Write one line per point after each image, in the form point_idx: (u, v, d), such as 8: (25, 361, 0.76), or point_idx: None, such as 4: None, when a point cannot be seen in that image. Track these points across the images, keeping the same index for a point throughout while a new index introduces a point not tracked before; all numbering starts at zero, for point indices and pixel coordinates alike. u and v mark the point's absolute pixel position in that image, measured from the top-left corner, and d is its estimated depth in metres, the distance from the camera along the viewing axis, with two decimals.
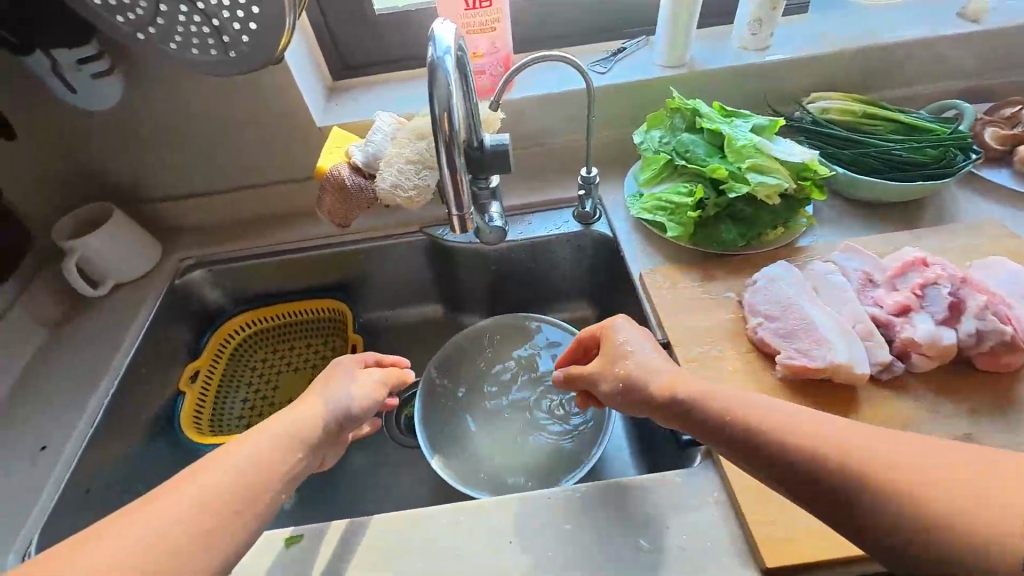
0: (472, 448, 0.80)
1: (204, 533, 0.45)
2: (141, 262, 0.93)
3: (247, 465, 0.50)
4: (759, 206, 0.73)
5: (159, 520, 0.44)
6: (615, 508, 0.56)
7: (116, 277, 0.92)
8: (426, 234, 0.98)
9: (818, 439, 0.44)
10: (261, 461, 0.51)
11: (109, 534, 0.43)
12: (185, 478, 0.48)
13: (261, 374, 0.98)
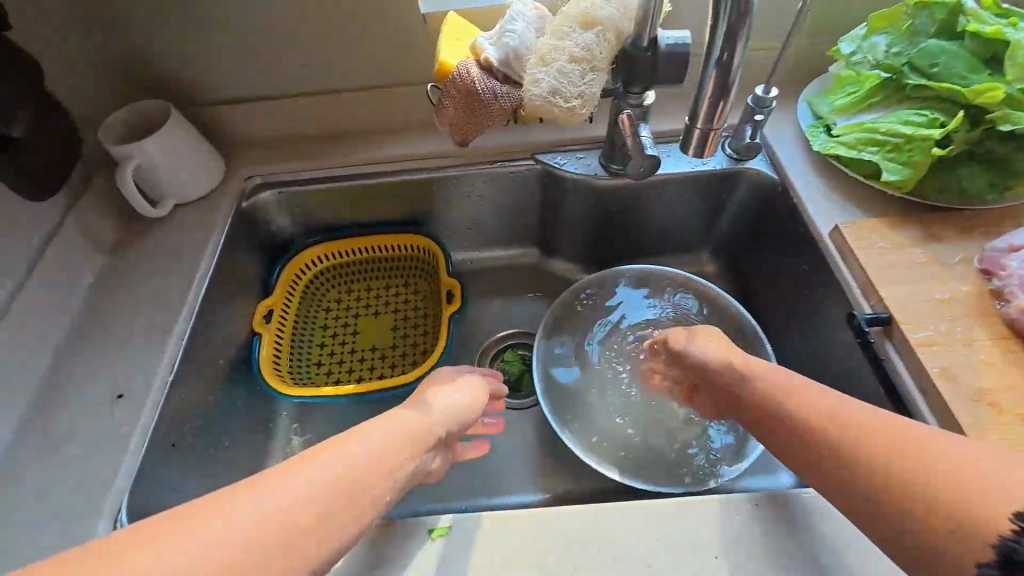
0: (600, 418, 0.71)
1: (301, 535, 0.36)
2: (203, 177, 0.79)
3: (357, 461, 0.41)
4: (1021, 146, 0.56)
5: (260, 504, 0.35)
6: (837, 524, 0.46)
7: (176, 194, 0.78)
8: (537, 162, 0.81)
9: (862, 441, 0.40)
10: (373, 458, 0.42)
11: (207, 517, 0.34)
12: (299, 460, 0.39)
13: (338, 318, 0.88)
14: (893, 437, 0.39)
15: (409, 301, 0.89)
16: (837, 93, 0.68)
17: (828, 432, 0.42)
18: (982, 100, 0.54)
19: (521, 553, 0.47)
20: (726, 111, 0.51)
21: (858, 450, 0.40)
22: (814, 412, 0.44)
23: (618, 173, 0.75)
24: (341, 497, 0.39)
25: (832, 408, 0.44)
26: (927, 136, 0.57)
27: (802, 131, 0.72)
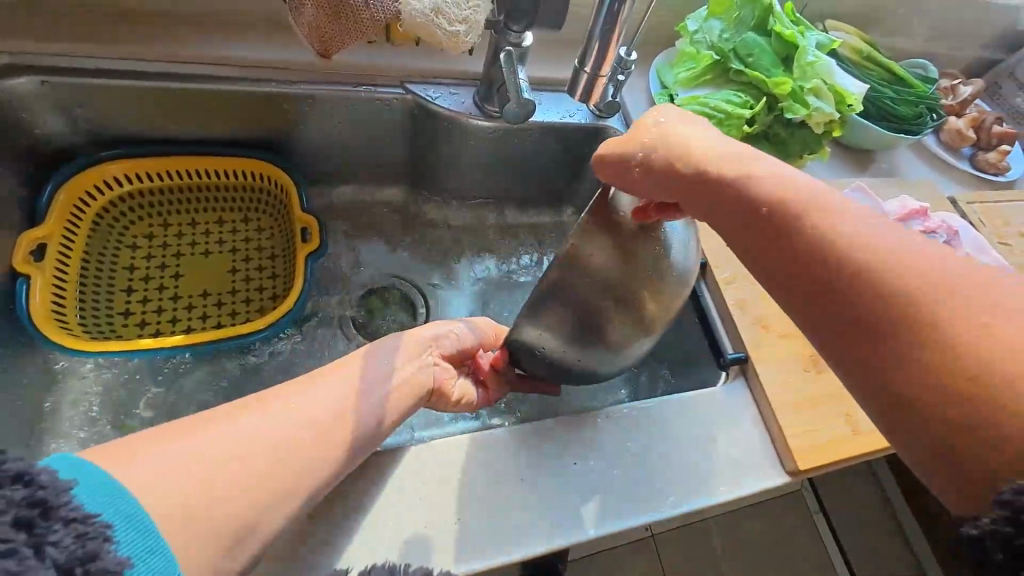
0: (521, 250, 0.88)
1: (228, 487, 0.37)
2: None
3: (303, 418, 0.43)
4: (794, 133, 0.72)
5: (204, 451, 0.38)
6: (670, 425, 0.56)
7: None
8: (407, 92, 0.74)
9: (918, 297, 0.31)
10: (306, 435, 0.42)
11: (156, 454, 0.36)
12: (263, 401, 0.43)
13: (153, 258, 0.73)
14: (953, 293, 0.30)
15: (252, 240, 0.77)
16: (679, 67, 0.78)
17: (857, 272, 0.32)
18: (778, 90, 0.69)
19: (402, 487, 0.47)
20: (611, 57, 0.54)
21: (911, 309, 0.30)
22: (842, 243, 0.34)
23: (492, 115, 0.75)
24: (286, 464, 0.40)
25: (861, 233, 0.34)
26: (741, 115, 0.70)
27: (652, 98, 0.81)
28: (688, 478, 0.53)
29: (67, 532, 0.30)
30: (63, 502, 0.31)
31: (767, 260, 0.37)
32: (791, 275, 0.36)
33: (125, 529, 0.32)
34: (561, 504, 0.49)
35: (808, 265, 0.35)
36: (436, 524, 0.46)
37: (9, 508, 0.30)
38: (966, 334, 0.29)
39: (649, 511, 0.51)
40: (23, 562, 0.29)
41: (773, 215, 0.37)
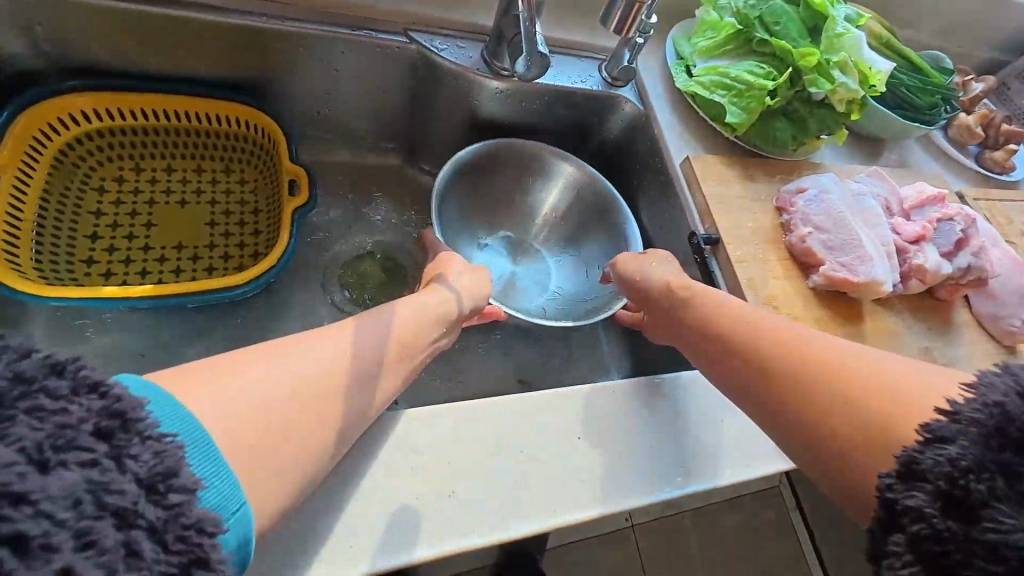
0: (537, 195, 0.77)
1: (283, 423, 0.33)
2: None
3: (342, 355, 0.38)
4: (814, 111, 0.70)
5: (260, 381, 0.33)
6: (677, 403, 0.53)
7: None
8: (410, 41, 0.69)
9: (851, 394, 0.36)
10: (356, 368, 0.39)
11: (208, 382, 0.32)
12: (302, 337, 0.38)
13: (123, 204, 0.66)
14: (832, 367, 0.38)
15: (234, 192, 0.71)
16: (698, 36, 0.74)
17: (762, 362, 0.42)
18: (803, 62, 0.66)
19: (391, 453, 0.42)
20: None
21: (817, 391, 0.38)
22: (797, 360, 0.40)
23: (500, 72, 0.70)
24: (336, 397, 0.37)
25: (762, 333, 0.44)
26: (763, 86, 0.66)
27: (666, 67, 0.77)
28: (695, 459, 0.50)
29: (147, 448, 0.26)
30: (141, 417, 0.26)
31: (706, 361, 0.48)
32: (721, 375, 0.46)
33: (191, 453, 0.28)
34: (564, 480, 0.45)
35: (731, 364, 0.45)
36: (429, 494, 0.41)
37: (86, 416, 0.25)
38: (840, 397, 0.37)
39: (655, 491, 0.47)
40: (106, 473, 0.24)
41: (704, 326, 0.49)
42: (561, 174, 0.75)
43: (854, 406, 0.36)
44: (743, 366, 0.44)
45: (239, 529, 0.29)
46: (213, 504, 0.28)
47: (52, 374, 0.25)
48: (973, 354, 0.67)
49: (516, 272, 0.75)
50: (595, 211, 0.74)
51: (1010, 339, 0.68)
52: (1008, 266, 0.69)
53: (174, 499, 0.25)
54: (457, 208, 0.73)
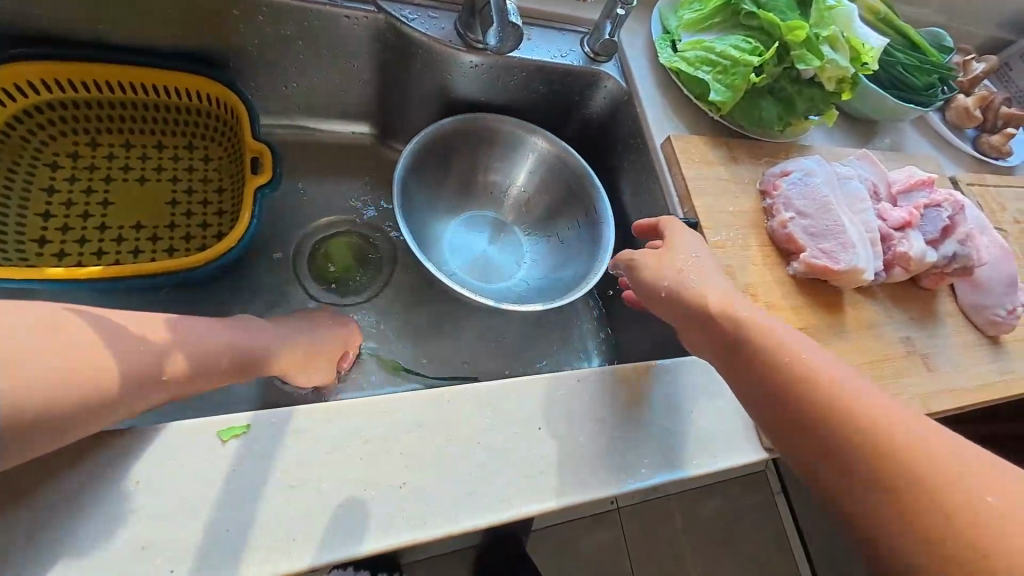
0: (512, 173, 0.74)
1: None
2: None
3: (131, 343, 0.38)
4: (802, 90, 0.67)
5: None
6: (645, 392, 0.51)
7: None
8: (378, 10, 0.64)
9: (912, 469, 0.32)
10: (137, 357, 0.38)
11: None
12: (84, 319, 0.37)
13: (77, 182, 0.64)
14: (930, 453, 0.33)
15: (197, 170, 0.69)
16: (685, 9, 0.70)
17: (839, 414, 0.36)
18: (791, 37, 0.62)
19: (340, 441, 0.41)
20: None
21: (875, 454, 0.33)
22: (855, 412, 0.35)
23: (474, 45, 0.66)
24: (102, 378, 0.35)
25: (843, 389, 0.37)
26: (749, 62, 0.63)
27: (651, 42, 0.73)
28: (660, 449, 0.49)
29: None
30: None
31: (757, 395, 0.41)
32: (775, 418, 0.39)
33: None
34: (522, 471, 0.44)
35: (794, 411, 0.38)
36: (378, 485, 0.40)
37: None
38: (907, 472, 0.32)
39: (617, 482, 0.46)
40: None
41: (761, 356, 0.41)
42: (532, 148, 0.72)
43: (958, 511, 0.30)
44: (813, 417, 0.37)
45: None
46: None
47: None
48: (954, 344, 0.66)
49: (486, 250, 0.74)
50: (568, 189, 0.72)
51: (993, 329, 0.67)
52: (996, 255, 0.67)
53: None
54: (427, 191, 0.72)
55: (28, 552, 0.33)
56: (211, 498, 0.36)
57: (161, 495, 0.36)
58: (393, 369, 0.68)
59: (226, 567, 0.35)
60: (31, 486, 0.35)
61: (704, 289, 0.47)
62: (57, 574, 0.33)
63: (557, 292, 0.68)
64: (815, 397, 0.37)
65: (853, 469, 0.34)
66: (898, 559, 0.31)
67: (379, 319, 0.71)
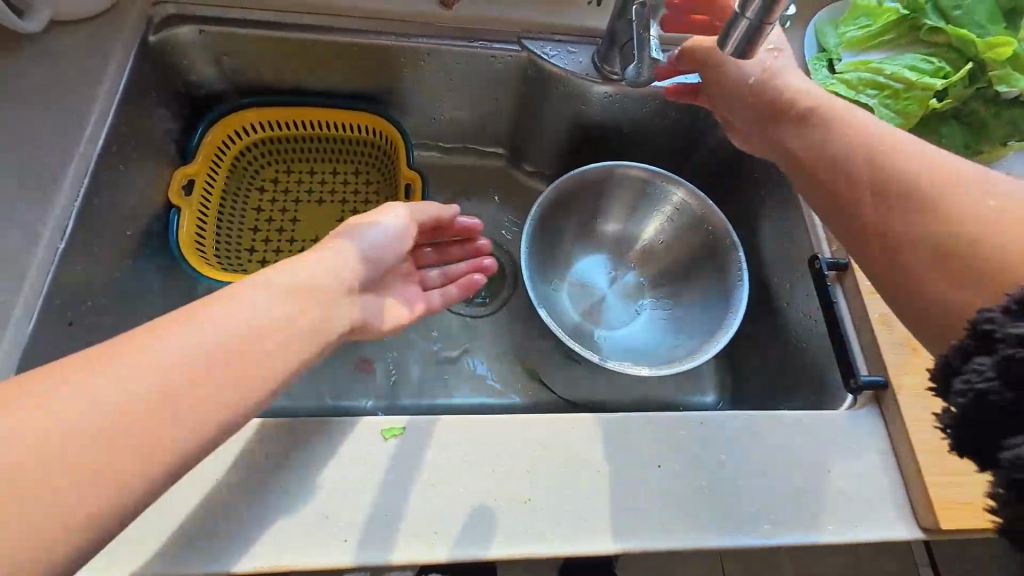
0: (637, 223, 0.77)
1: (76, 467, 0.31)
2: None
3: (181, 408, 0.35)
4: (1002, 112, 0.57)
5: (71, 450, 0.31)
6: (776, 444, 0.49)
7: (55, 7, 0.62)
8: (522, 49, 0.70)
9: (970, 229, 0.37)
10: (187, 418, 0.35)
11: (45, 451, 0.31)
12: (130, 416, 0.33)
13: (275, 202, 0.79)
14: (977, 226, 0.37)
15: (360, 193, 0.80)
16: (847, 25, 0.64)
17: (916, 187, 0.41)
18: (991, 55, 0.55)
19: (472, 450, 0.46)
20: None
21: (931, 211, 0.39)
22: (927, 170, 0.41)
23: (610, 77, 0.69)
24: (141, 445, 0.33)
25: (923, 154, 0.42)
26: (929, 85, 0.56)
27: (801, 62, 0.68)
28: (794, 509, 0.46)
29: None
30: None
31: (872, 171, 0.43)
32: (878, 186, 0.43)
33: None
34: (641, 509, 0.45)
35: (885, 194, 0.42)
36: (506, 498, 0.44)
37: None
38: (973, 217, 0.37)
39: (737, 535, 0.45)
40: None
41: (879, 147, 0.44)
42: (661, 197, 0.74)
43: (971, 233, 0.37)
44: (911, 188, 0.41)
45: None
46: None
47: None
48: None
49: (601, 303, 0.76)
50: (704, 241, 0.73)
51: None
52: None
53: None
54: (544, 248, 0.75)
55: (248, 509, 0.43)
56: (372, 488, 0.44)
57: (339, 478, 0.44)
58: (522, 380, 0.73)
59: (386, 547, 0.42)
60: (249, 458, 0.45)
61: (810, 95, 0.50)
62: (267, 529, 0.42)
63: (699, 330, 0.70)
64: (912, 188, 0.41)
65: (928, 204, 0.40)
66: (919, 280, 0.40)
67: (502, 333, 0.76)
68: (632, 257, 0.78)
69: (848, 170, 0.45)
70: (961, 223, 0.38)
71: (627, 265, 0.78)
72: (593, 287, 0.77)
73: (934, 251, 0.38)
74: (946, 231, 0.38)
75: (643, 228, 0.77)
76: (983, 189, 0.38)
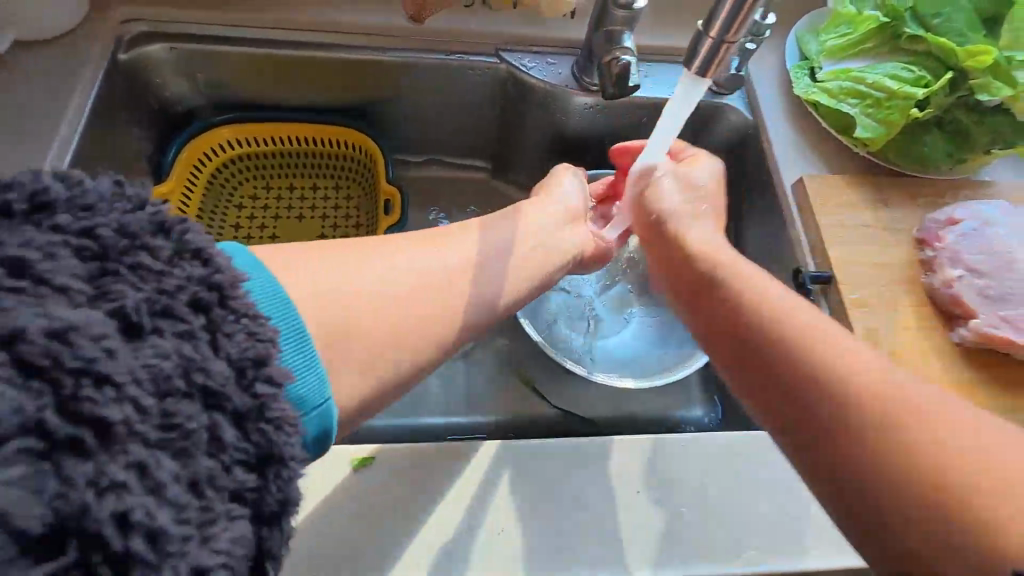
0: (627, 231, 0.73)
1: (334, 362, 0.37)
2: (68, 15, 0.64)
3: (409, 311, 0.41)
4: (984, 120, 0.56)
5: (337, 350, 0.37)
6: (757, 466, 0.48)
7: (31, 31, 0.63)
8: (501, 61, 0.69)
9: (832, 420, 0.33)
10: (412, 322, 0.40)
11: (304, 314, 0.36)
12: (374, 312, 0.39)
13: (254, 219, 0.77)
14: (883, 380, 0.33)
15: (341, 209, 0.79)
16: (828, 33, 0.63)
17: (770, 360, 0.37)
18: (972, 63, 0.54)
19: (447, 478, 0.45)
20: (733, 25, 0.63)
21: (805, 382, 0.35)
22: (788, 330, 0.37)
23: (589, 88, 0.68)
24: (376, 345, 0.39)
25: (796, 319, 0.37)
26: (910, 94, 0.56)
27: (784, 71, 0.67)
28: (776, 534, 0.45)
29: (238, 329, 0.30)
30: (235, 295, 0.30)
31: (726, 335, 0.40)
32: (735, 353, 0.39)
33: (288, 342, 0.33)
34: (619, 536, 0.44)
35: (746, 359, 0.38)
36: (479, 529, 0.43)
37: (130, 370, 0.25)
38: (864, 397, 0.33)
39: (717, 563, 0.44)
40: (197, 351, 0.28)
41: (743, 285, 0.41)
42: None
43: (901, 430, 0.31)
44: (783, 370, 0.36)
45: (320, 420, 0.33)
46: (301, 394, 0.32)
47: (181, 338, 0.28)
48: None
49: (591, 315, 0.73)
50: None
51: None
52: None
53: (258, 390, 0.29)
54: None
55: None
56: (343, 521, 0.43)
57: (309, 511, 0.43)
58: (507, 397, 0.71)
59: None
60: None
61: (693, 230, 0.48)
62: None
63: (689, 342, 0.69)
64: (777, 345, 0.37)
65: (796, 393, 0.35)
66: (854, 463, 0.31)
67: (485, 349, 0.74)
68: (622, 266, 0.74)
69: (728, 306, 0.41)
70: (884, 406, 0.32)
71: (617, 276, 0.74)
72: (583, 299, 0.73)
73: (831, 410, 0.33)
74: (864, 404, 0.32)
75: (629, 240, 0.73)
76: (853, 357, 0.35)
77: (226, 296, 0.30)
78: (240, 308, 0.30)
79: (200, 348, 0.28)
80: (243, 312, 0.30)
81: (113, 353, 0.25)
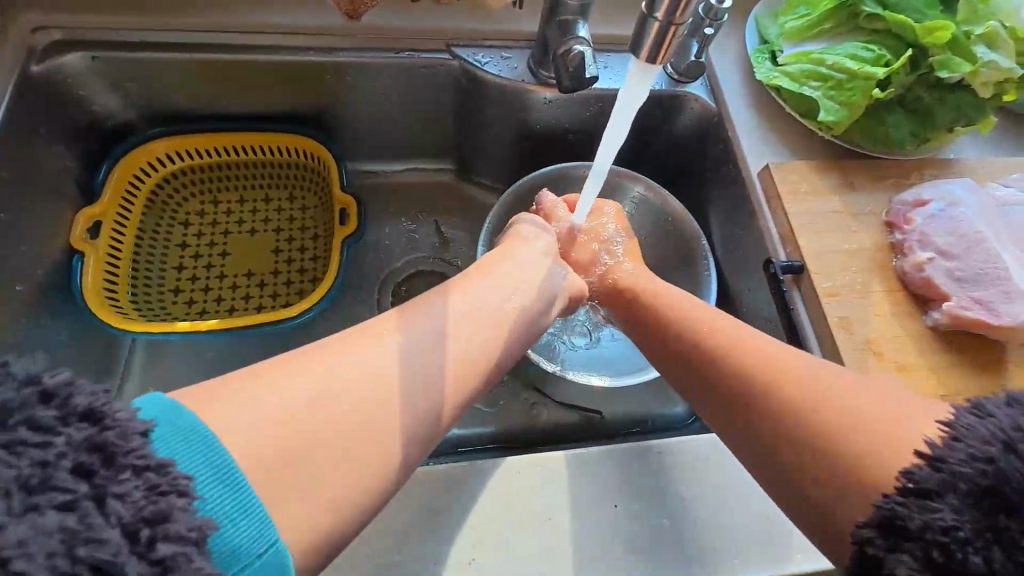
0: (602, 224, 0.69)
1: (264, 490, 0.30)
2: None
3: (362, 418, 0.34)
4: (946, 97, 0.55)
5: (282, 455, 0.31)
6: (738, 470, 0.46)
7: None
8: (453, 57, 0.66)
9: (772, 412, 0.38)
10: (363, 421, 0.34)
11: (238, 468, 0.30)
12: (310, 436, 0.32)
13: (201, 237, 0.72)
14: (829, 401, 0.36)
15: (296, 220, 0.74)
16: (787, 15, 0.62)
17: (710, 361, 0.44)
18: (931, 39, 0.53)
19: (415, 508, 0.43)
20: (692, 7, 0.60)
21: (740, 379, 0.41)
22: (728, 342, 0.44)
23: (547, 82, 0.65)
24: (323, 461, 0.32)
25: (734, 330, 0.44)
26: (871, 74, 0.54)
27: (745, 55, 0.65)
28: (759, 540, 0.43)
29: (138, 483, 0.25)
30: (129, 449, 0.26)
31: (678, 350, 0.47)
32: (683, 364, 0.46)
33: (212, 486, 0.28)
34: (596, 555, 0.42)
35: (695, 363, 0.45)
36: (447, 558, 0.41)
37: (53, 538, 0.22)
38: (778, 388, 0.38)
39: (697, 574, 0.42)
40: (86, 519, 0.23)
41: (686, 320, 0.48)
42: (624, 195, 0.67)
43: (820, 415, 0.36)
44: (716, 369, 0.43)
45: (272, 565, 0.28)
46: (232, 544, 0.27)
47: (104, 464, 0.25)
48: None
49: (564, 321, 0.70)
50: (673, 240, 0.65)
51: None
52: None
53: (161, 551, 0.24)
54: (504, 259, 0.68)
55: None
56: None
57: None
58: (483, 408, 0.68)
59: None
60: None
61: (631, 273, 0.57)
62: None
63: None
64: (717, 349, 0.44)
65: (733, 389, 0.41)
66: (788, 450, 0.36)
67: None
68: None
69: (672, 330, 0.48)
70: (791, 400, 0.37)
71: None
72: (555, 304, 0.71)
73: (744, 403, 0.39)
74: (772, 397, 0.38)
75: None
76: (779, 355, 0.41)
77: (113, 454, 0.25)
78: (137, 460, 0.26)
79: (89, 517, 0.24)
80: (148, 461, 0.26)
81: (31, 513, 0.23)
